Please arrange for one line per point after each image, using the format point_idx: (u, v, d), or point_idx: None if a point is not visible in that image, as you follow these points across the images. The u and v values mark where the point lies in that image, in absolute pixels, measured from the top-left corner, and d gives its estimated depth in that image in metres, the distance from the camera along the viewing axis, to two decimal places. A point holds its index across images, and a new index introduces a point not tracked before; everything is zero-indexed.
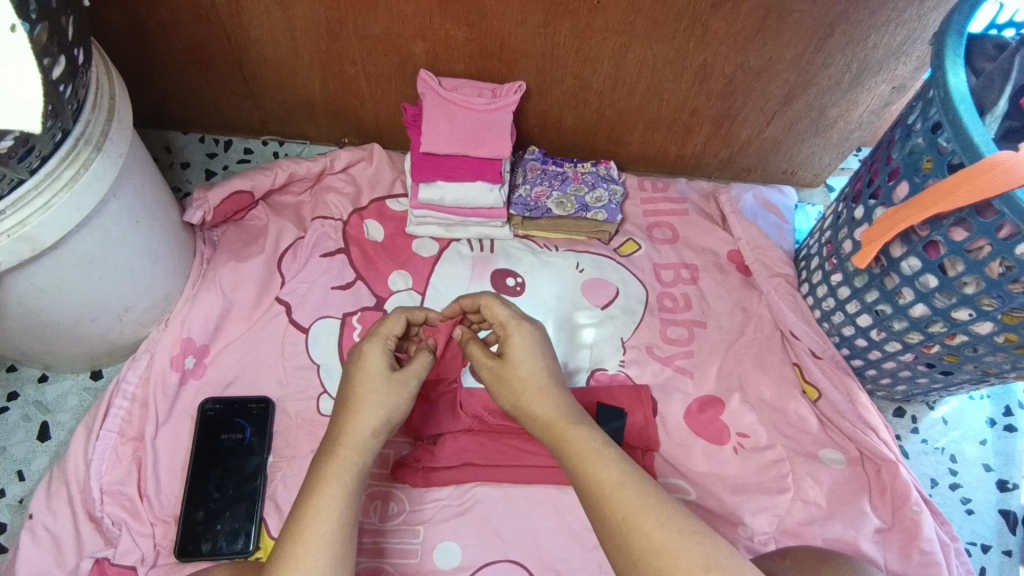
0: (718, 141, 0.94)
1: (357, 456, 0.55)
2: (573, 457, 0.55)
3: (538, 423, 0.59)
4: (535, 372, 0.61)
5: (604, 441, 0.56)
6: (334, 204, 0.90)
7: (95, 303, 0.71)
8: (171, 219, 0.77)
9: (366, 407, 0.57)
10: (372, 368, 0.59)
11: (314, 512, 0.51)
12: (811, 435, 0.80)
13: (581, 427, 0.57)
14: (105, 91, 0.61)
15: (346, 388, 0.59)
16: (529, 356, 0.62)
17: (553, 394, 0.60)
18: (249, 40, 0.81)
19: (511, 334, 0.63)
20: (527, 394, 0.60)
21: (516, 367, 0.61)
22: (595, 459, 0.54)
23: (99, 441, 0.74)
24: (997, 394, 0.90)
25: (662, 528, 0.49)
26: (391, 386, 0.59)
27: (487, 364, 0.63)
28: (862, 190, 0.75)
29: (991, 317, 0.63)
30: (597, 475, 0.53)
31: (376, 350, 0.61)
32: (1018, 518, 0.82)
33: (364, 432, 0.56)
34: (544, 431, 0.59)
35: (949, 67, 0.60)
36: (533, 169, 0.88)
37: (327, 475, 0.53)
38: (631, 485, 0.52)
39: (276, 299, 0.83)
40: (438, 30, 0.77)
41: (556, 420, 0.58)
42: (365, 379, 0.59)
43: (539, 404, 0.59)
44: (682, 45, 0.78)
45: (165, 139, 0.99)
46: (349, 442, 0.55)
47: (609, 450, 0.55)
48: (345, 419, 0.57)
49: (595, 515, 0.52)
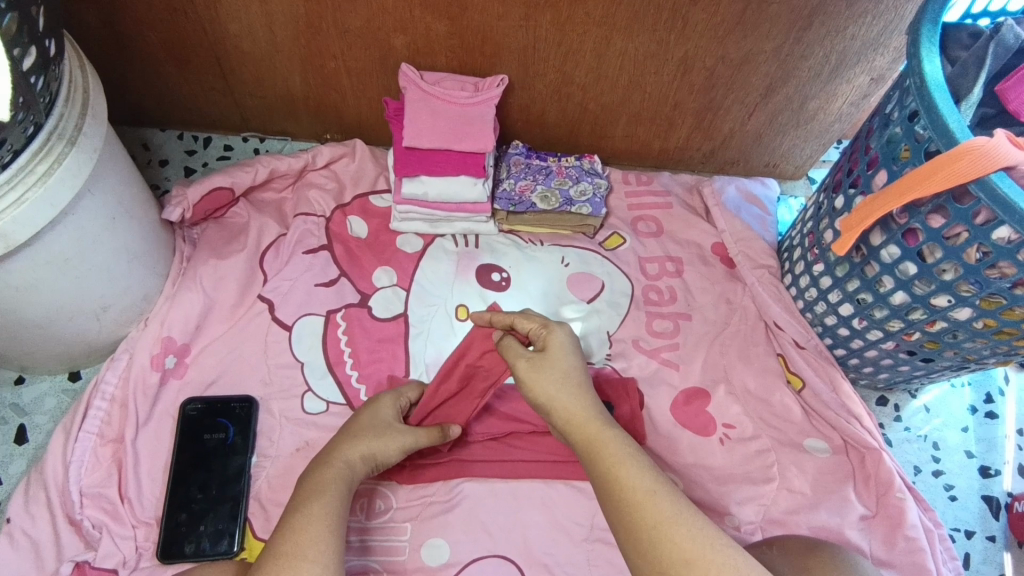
0: (699, 135, 0.95)
1: (346, 476, 0.62)
2: (606, 461, 0.56)
3: (569, 418, 0.60)
4: (571, 369, 0.62)
5: (636, 449, 0.57)
6: (316, 200, 0.89)
7: (72, 303, 0.70)
8: (149, 217, 0.76)
9: (366, 435, 0.66)
10: (382, 413, 0.70)
11: (298, 525, 0.55)
12: (795, 425, 0.81)
13: (614, 432, 0.58)
14: (78, 85, 0.60)
15: (353, 421, 0.69)
16: (569, 353, 0.63)
17: (587, 394, 0.61)
18: (227, 35, 0.80)
19: (553, 333, 0.64)
20: (562, 390, 0.61)
21: (556, 362, 0.62)
22: (630, 466, 0.55)
23: (78, 443, 0.73)
24: (978, 381, 0.91)
25: (692, 539, 0.50)
26: (390, 429, 0.68)
27: (525, 359, 0.63)
28: (841, 179, 0.76)
29: (969, 302, 0.64)
30: (629, 482, 0.54)
31: (388, 400, 0.72)
32: (1000, 504, 0.83)
33: (354, 456, 0.64)
34: (577, 430, 0.59)
35: (925, 54, 0.61)
36: (517, 163, 0.88)
37: (316, 487, 0.59)
38: (664, 495, 0.53)
39: (259, 297, 0.83)
40: (418, 23, 0.77)
41: (588, 421, 0.59)
42: (373, 421, 0.68)
43: (572, 404, 0.60)
44: (663, 38, 0.78)
45: (143, 137, 0.97)
46: (349, 458, 0.63)
47: (642, 459, 0.56)
48: (342, 443, 0.65)
49: (621, 520, 0.53)
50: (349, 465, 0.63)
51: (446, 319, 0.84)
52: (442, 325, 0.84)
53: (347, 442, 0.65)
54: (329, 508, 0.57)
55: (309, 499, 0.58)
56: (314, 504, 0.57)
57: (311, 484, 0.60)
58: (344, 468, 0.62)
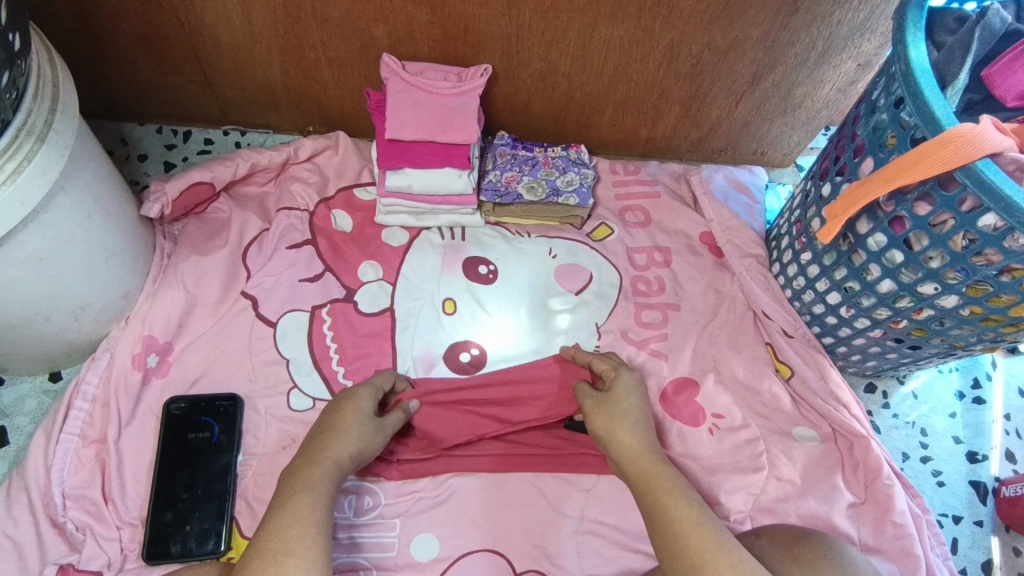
0: (686, 123, 0.94)
1: (334, 472, 0.61)
2: (656, 490, 0.60)
3: (624, 452, 0.64)
4: (631, 407, 0.68)
5: (686, 485, 0.60)
6: (299, 194, 0.88)
7: (49, 303, 0.69)
8: (127, 213, 0.75)
9: (351, 434, 0.65)
10: (364, 405, 0.69)
11: (286, 520, 0.55)
12: (783, 413, 0.81)
13: (665, 467, 0.62)
14: (47, 79, 0.58)
15: (334, 414, 0.68)
16: (633, 395, 0.70)
17: (644, 432, 0.66)
18: (204, 25, 0.78)
19: (619, 376, 0.72)
20: (619, 424, 0.66)
21: (619, 400, 0.69)
22: (677, 497, 0.58)
23: (59, 445, 0.72)
24: (965, 366, 0.91)
25: (733, 571, 0.52)
26: (373, 424, 0.68)
27: (593, 395, 0.70)
28: (828, 167, 0.75)
29: (956, 290, 0.63)
30: (677, 511, 0.57)
31: (368, 393, 0.71)
32: (988, 488, 0.84)
33: (343, 453, 0.63)
34: (630, 461, 0.63)
35: (911, 41, 0.60)
36: (503, 154, 0.87)
37: (304, 483, 0.59)
38: (711, 528, 0.55)
39: (242, 293, 0.81)
40: (398, 12, 0.75)
41: (642, 456, 0.63)
42: (354, 414, 0.68)
43: (628, 437, 0.65)
44: (647, 25, 0.77)
45: (121, 132, 0.96)
46: (337, 455, 0.63)
47: (691, 494, 0.59)
48: (328, 439, 0.64)
49: (666, 545, 0.55)
50: (337, 462, 0.62)
51: (434, 314, 0.84)
52: (429, 320, 0.84)
53: (333, 439, 0.64)
54: (316, 505, 0.57)
55: (297, 493, 0.57)
56: (302, 497, 0.57)
57: (299, 478, 0.59)
58: (332, 465, 0.61)
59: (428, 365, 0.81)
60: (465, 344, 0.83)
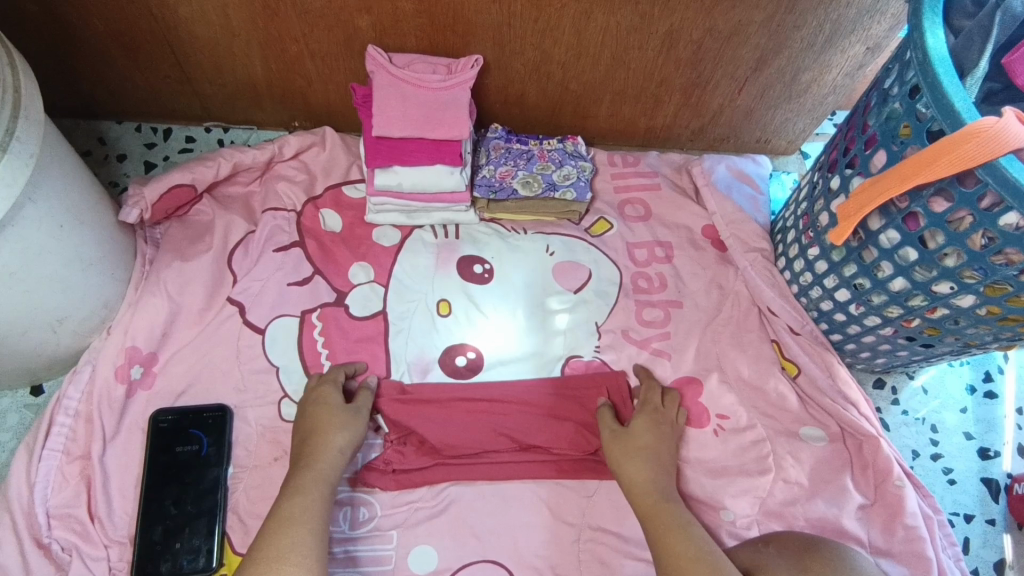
0: (687, 111, 0.90)
1: (320, 472, 0.62)
2: (659, 528, 0.62)
3: (630, 487, 0.67)
4: (643, 445, 0.70)
5: (687, 520, 0.63)
6: (285, 193, 0.84)
7: (23, 318, 0.66)
8: (103, 220, 0.71)
9: (332, 431, 0.67)
10: (333, 403, 0.70)
11: (276, 529, 0.56)
12: (791, 414, 0.78)
13: (669, 505, 0.64)
14: (7, 84, 0.54)
15: (309, 418, 0.69)
16: (647, 433, 0.71)
17: (654, 469, 0.68)
18: (178, 19, 0.74)
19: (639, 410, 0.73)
20: (631, 461, 0.68)
21: (632, 438, 0.70)
22: (677, 535, 0.61)
23: (42, 462, 0.69)
24: (977, 359, 0.89)
25: None
26: (348, 414, 0.69)
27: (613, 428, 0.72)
28: (837, 158, 0.72)
29: (973, 290, 0.60)
30: (679, 548, 0.60)
31: (332, 388, 0.72)
32: (1000, 486, 0.82)
33: (327, 451, 0.65)
34: (636, 498, 0.66)
35: (927, 26, 0.57)
36: (497, 147, 0.83)
37: (295, 490, 0.60)
38: (708, 563, 0.58)
39: (228, 299, 0.78)
40: (383, 2, 0.71)
41: (647, 492, 0.66)
42: (321, 411, 0.69)
43: (636, 475, 0.67)
44: (646, 11, 0.73)
45: (98, 131, 0.92)
46: (319, 457, 0.64)
47: (693, 530, 0.62)
48: (310, 444, 0.65)
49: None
50: (320, 462, 0.63)
51: (428, 316, 0.81)
52: (423, 323, 0.81)
53: (313, 443, 0.65)
54: (307, 508, 0.58)
55: (286, 503, 0.59)
56: (293, 504, 0.58)
57: (288, 488, 0.61)
58: (317, 466, 0.63)
59: (423, 370, 0.79)
60: (461, 347, 0.80)
